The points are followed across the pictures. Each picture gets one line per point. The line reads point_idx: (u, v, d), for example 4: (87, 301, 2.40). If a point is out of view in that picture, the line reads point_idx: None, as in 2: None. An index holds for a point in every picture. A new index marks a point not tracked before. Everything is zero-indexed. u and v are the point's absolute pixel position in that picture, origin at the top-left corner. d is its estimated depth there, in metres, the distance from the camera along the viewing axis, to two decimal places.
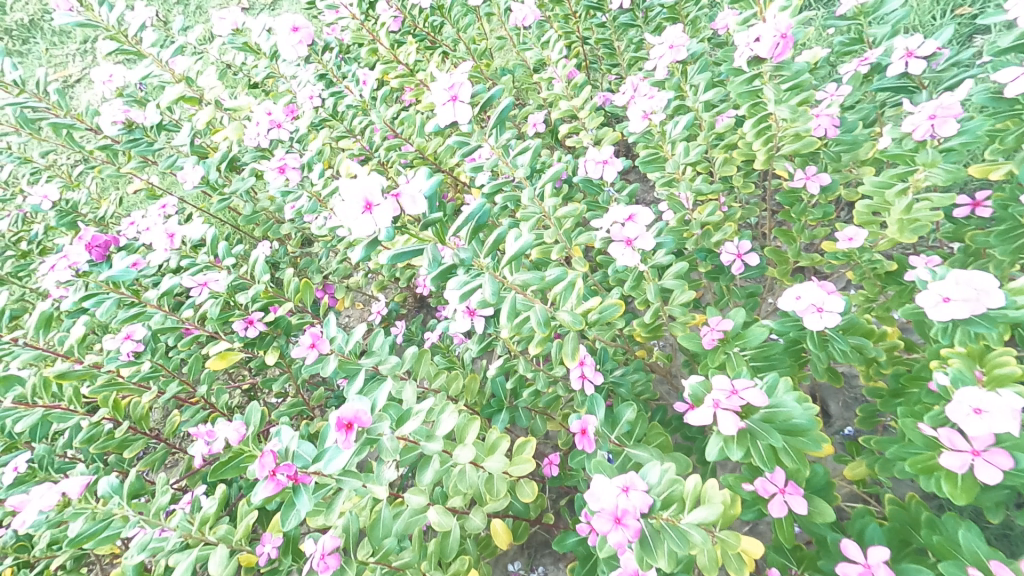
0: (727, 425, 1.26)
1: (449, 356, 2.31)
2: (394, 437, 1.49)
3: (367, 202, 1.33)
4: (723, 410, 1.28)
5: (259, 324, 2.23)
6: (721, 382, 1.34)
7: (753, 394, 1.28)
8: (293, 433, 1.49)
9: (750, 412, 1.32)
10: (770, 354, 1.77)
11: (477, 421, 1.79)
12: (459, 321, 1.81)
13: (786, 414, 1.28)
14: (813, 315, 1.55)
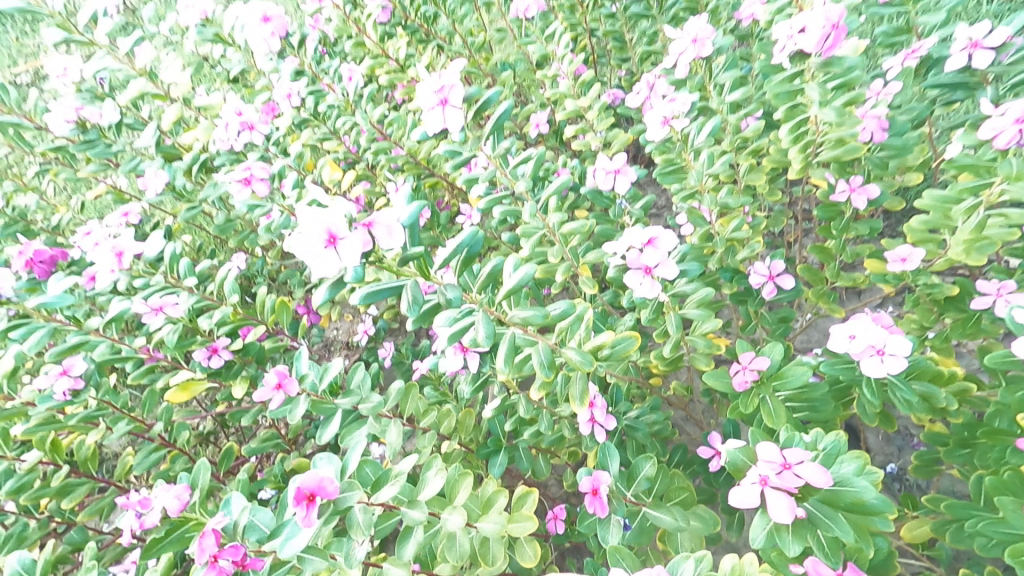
0: (781, 514, 1.00)
1: (441, 388, 2.06)
2: (369, 507, 1.25)
3: (330, 234, 1.07)
4: (776, 493, 1.02)
5: (224, 353, 1.98)
6: (770, 453, 1.06)
7: (815, 473, 1.02)
8: (245, 504, 1.24)
9: (810, 492, 1.05)
10: (812, 396, 1.50)
11: (470, 477, 1.55)
12: (449, 359, 1.57)
13: (853, 496, 1.02)
14: (871, 359, 1.28)
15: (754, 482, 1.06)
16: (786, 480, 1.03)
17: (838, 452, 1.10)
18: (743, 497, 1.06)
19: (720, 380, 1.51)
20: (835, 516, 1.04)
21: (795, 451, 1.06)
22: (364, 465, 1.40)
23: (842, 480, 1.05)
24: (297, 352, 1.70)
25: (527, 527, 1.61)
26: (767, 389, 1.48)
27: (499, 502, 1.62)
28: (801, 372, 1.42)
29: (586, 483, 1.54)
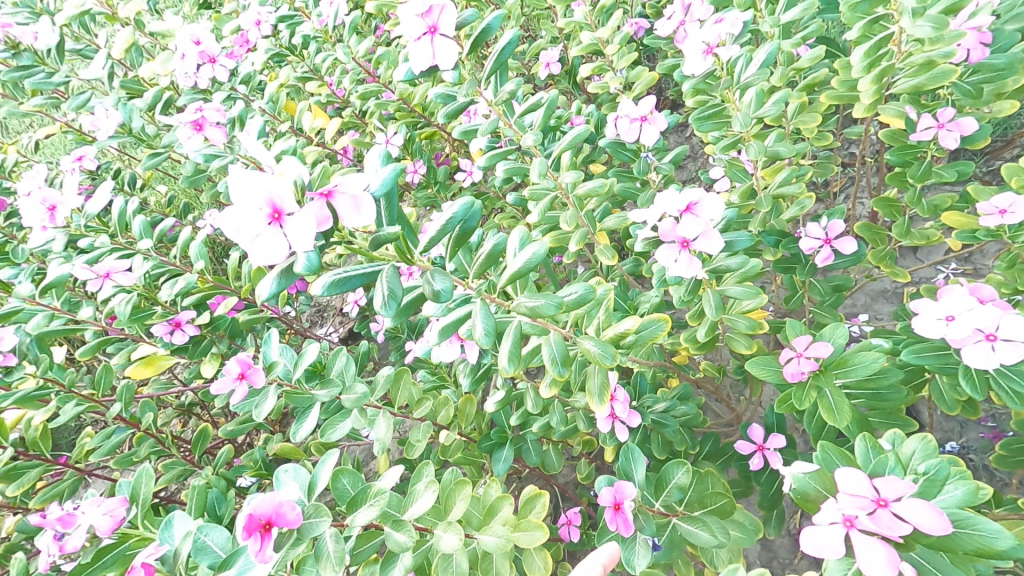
0: (878, 568, 0.68)
1: (437, 372, 1.81)
2: (340, 535, 0.99)
3: (272, 207, 0.74)
4: (865, 538, 0.71)
5: (188, 329, 1.69)
6: (855, 481, 0.75)
7: (925, 513, 0.69)
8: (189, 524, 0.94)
9: (919, 538, 0.73)
10: (881, 384, 1.11)
11: (468, 485, 1.34)
12: (445, 350, 1.32)
13: (977, 541, 0.71)
14: (978, 347, 0.94)
15: (835, 522, 0.74)
16: (881, 521, 0.71)
17: (946, 477, 0.78)
18: (820, 543, 0.73)
19: (766, 369, 1.14)
20: (953, 568, 0.75)
21: (894, 481, 0.74)
22: (341, 475, 1.15)
23: (961, 520, 0.74)
24: (267, 332, 1.25)
25: (535, 537, 1.41)
26: (827, 378, 1.07)
27: (503, 511, 1.42)
28: (873, 358, 1.02)
29: (606, 495, 1.27)
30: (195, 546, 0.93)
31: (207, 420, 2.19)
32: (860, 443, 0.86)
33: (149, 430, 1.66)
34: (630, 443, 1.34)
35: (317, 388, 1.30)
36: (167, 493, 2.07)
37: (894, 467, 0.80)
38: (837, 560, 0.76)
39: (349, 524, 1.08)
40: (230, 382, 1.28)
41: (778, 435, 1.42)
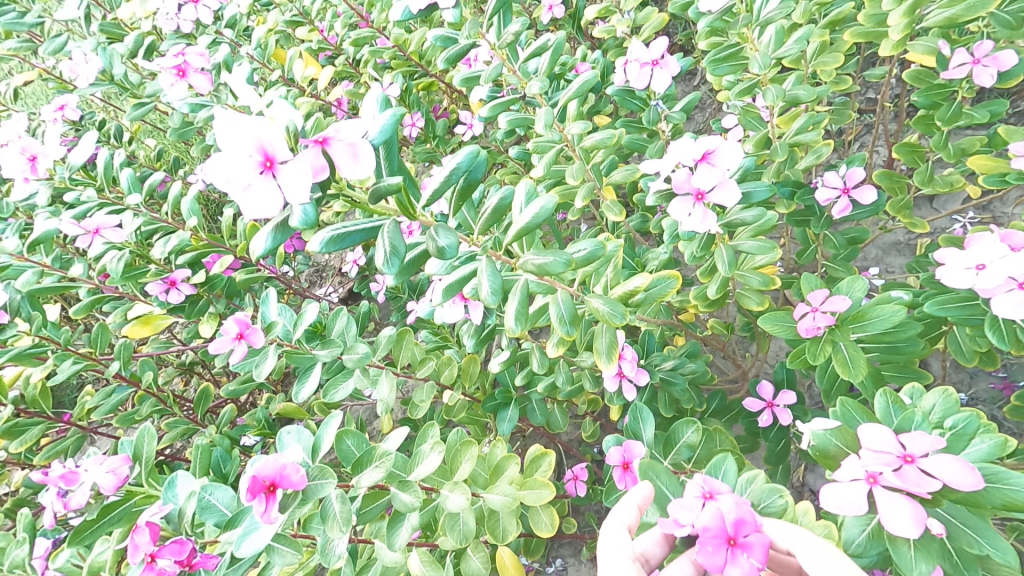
0: (905, 527, 0.67)
1: (440, 332, 1.78)
2: (345, 496, 0.99)
3: (264, 154, 0.68)
4: (890, 495, 0.69)
5: (184, 287, 1.64)
6: (881, 438, 0.74)
7: (956, 469, 0.68)
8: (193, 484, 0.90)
9: (947, 493, 0.70)
10: (899, 339, 1.04)
11: (474, 446, 1.33)
12: (449, 311, 1.27)
13: (1006, 496, 0.69)
14: (1009, 295, 0.85)
15: (858, 479, 0.73)
16: (908, 477, 0.70)
17: (974, 430, 0.75)
18: (840, 501, 0.72)
19: (778, 325, 1.08)
20: (981, 523, 0.71)
21: (921, 437, 0.72)
22: (346, 437, 1.13)
23: (992, 475, 0.71)
24: (264, 291, 1.18)
25: (541, 495, 1.42)
26: (844, 333, 1.03)
27: (509, 470, 1.43)
28: (894, 311, 0.96)
29: (615, 455, 1.29)
30: (200, 506, 0.90)
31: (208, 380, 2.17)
32: (881, 398, 0.83)
33: (151, 389, 1.61)
34: (638, 402, 1.31)
35: (318, 348, 1.27)
36: (172, 452, 2.07)
37: (921, 422, 0.77)
38: (856, 516, 0.76)
39: (354, 485, 1.07)
40: (230, 344, 1.20)
41: (787, 391, 1.40)
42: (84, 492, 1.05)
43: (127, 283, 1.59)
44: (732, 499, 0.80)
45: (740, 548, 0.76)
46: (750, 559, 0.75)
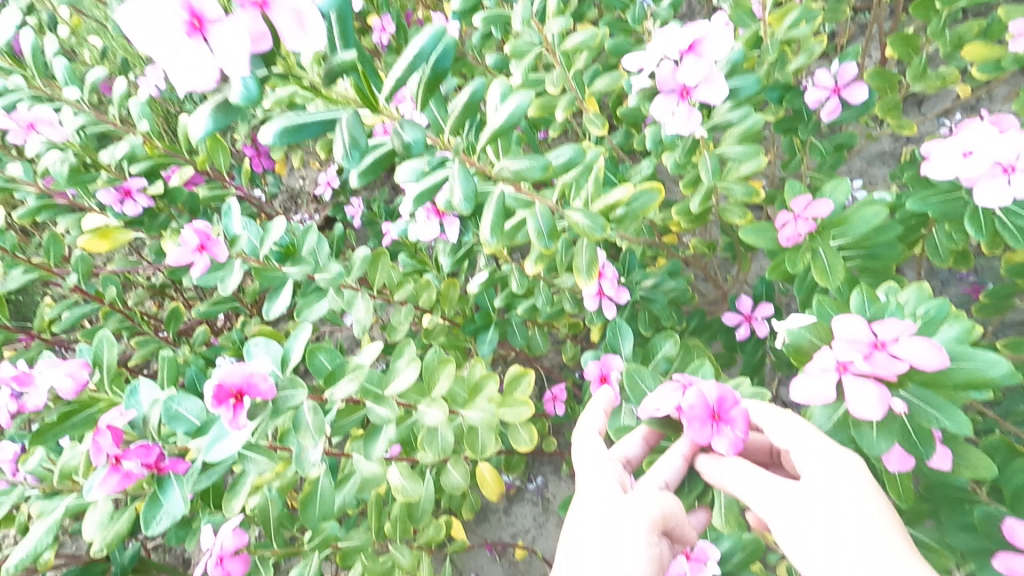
0: (870, 409, 0.75)
1: (418, 255, 1.73)
2: (318, 408, 1.01)
3: (191, 12, 0.60)
4: (858, 381, 0.76)
5: (140, 199, 1.49)
6: (854, 329, 0.79)
7: (925, 350, 0.74)
8: (157, 393, 0.89)
9: (911, 374, 0.77)
10: (876, 242, 1.04)
11: (451, 363, 1.33)
12: (422, 227, 1.21)
13: (970, 374, 0.75)
14: (993, 182, 0.83)
15: (829, 369, 0.79)
16: (878, 363, 0.76)
17: (943, 317, 0.81)
18: (812, 390, 0.79)
19: (761, 237, 1.10)
20: (943, 401, 0.75)
21: (894, 324, 0.78)
22: (318, 352, 1.13)
23: (958, 354, 0.76)
24: (225, 202, 1.12)
25: (521, 412, 1.45)
26: (824, 240, 1.03)
27: (488, 388, 1.44)
28: (875, 214, 0.97)
29: (593, 369, 1.33)
30: (168, 415, 0.90)
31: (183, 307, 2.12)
32: (856, 295, 0.86)
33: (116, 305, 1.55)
34: (618, 320, 1.35)
35: (289, 266, 1.22)
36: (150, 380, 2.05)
37: (894, 310, 0.83)
38: (822, 407, 0.84)
39: (328, 398, 1.07)
40: (191, 255, 1.11)
41: (765, 304, 1.41)
42: (41, 396, 1.03)
43: (75, 189, 1.49)
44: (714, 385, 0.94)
45: (721, 422, 0.92)
46: (729, 430, 0.91)
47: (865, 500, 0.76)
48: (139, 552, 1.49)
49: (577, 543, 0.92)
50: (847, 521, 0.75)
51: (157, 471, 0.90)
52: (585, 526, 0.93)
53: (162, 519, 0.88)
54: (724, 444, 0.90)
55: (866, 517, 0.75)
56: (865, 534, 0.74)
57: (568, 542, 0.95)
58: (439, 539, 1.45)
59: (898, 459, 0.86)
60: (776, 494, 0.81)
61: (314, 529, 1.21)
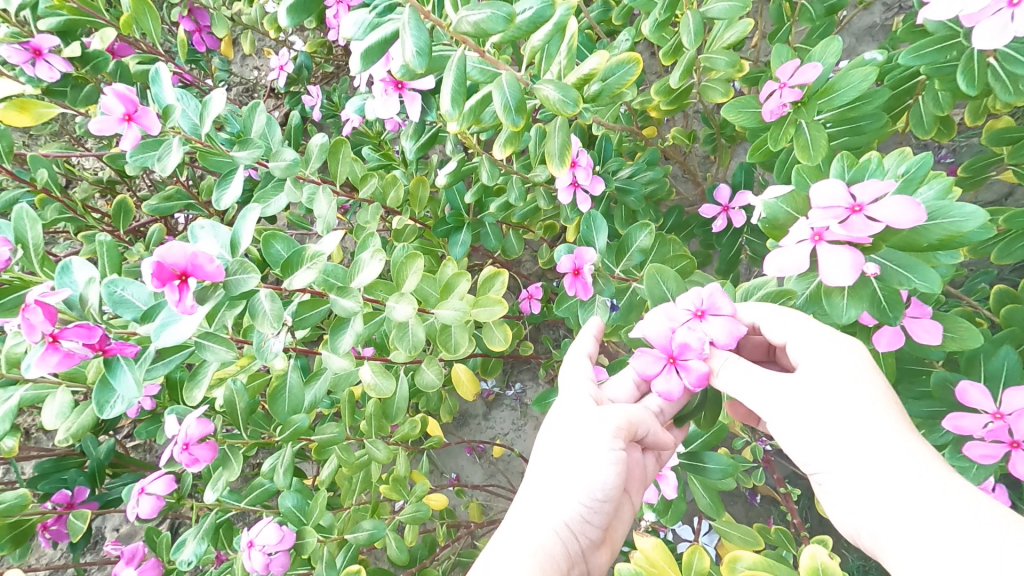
0: (842, 276, 0.73)
1: (384, 150, 1.63)
2: (276, 296, 0.96)
3: None
4: (833, 248, 0.73)
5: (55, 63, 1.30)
6: (831, 194, 0.75)
7: (901, 210, 0.70)
8: (93, 272, 0.84)
9: (886, 237, 0.74)
10: (863, 112, 0.98)
11: (420, 258, 1.26)
12: (383, 104, 1.12)
13: (945, 230, 0.71)
14: (994, 20, 0.76)
15: (804, 239, 0.75)
16: (853, 227, 0.72)
17: (924, 176, 0.76)
18: (785, 262, 0.76)
19: (743, 113, 1.04)
20: (915, 262, 0.74)
21: (873, 185, 0.73)
22: (274, 241, 1.05)
23: (935, 212, 0.72)
24: (154, 67, 0.99)
25: (495, 312, 1.40)
26: (808, 111, 0.95)
27: (460, 286, 1.37)
28: (864, 77, 0.89)
29: (566, 263, 1.23)
30: (112, 300, 0.85)
31: (140, 210, 2.02)
32: (837, 164, 0.82)
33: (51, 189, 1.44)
34: (593, 210, 1.24)
35: (236, 150, 1.10)
36: None
37: (875, 170, 0.79)
38: (797, 282, 0.84)
39: (287, 287, 1.01)
40: (118, 126, 1.05)
41: (744, 192, 1.36)
42: None
43: None
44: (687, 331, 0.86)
45: (677, 365, 0.88)
46: (680, 376, 0.88)
47: (852, 379, 0.75)
48: (116, 449, 1.48)
49: (544, 452, 0.95)
50: (837, 404, 0.74)
51: (102, 354, 0.86)
52: (556, 435, 0.95)
53: (117, 404, 0.86)
54: (665, 388, 0.88)
55: (850, 393, 0.74)
56: (851, 408, 0.73)
57: (539, 449, 0.98)
58: (414, 435, 1.45)
59: (889, 337, 0.91)
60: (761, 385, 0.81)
61: (284, 421, 1.18)
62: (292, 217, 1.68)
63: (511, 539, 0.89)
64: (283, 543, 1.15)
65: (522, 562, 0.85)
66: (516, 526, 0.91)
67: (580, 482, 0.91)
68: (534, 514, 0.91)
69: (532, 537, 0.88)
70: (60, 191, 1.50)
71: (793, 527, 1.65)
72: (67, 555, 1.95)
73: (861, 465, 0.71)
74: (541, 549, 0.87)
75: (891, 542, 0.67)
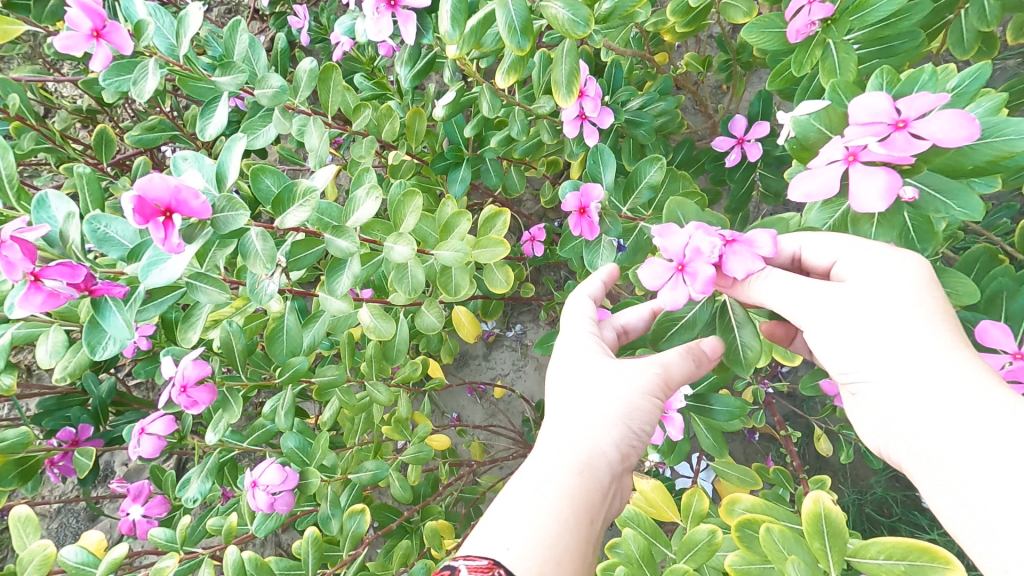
0: (872, 201, 0.67)
1: (377, 78, 1.53)
2: (268, 235, 0.91)
3: None
4: (866, 169, 0.68)
5: None
6: (873, 107, 0.69)
7: (951, 125, 0.64)
8: (74, 208, 0.78)
9: (929, 158, 0.68)
10: (898, 32, 0.90)
11: (419, 196, 1.18)
12: (377, 26, 1.04)
13: (996, 149, 0.66)
14: None
15: (836, 160, 0.70)
16: (894, 145, 0.66)
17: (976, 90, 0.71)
18: (813, 187, 0.71)
19: (766, 34, 0.94)
20: (955, 186, 0.70)
21: (922, 98, 0.67)
22: (263, 175, 0.99)
23: (988, 128, 0.67)
24: None
25: (496, 253, 1.34)
26: (839, 30, 0.85)
27: (461, 228, 1.29)
28: None
29: (571, 201, 1.18)
30: (96, 238, 0.81)
31: (123, 143, 1.93)
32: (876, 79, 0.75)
33: (24, 117, 1.36)
34: (600, 143, 1.16)
35: (218, 75, 1.01)
36: None
37: (925, 82, 0.72)
38: (818, 213, 0.80)
39: (278, 226, 0.96)
40: (88, 43, 0.96)
41: (761, 123, 1.28)
42: None
43: None
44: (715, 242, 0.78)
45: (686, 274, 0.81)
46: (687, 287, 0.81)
47: (895, 294, 0.68)
48: (118, 388, 1.47)
49: (583, 374, 0.81)
50: (881, 321, 0.68)
51: (90, 295, 0.82)
52: (588, 359, 0.83)
53: (109, 344, 0.84)
54: (671, 298, 0.82)
55: (892, 310, 0.68)
56: (891, 327, 0.67)
57: (566, 371, 0.84)
58: (416, 377, 1.43)
59: None
60: (803, 302, 0.74)
61: (282, 364, 1.15)
62: (282, 151, 1.60)
63: (542, 457, 0.73)
64: (287, 483, 1.15)
65: (561, 467, 0.71)
66: (548, 441, 0.76)
67: (614, 384, 0.78)
68: (567, 423, 0.76)
69: (573, 441, 0.74)
70: (33, 119, 1.41)
71: (790, 465, 1.68)
72: (78, 488, 2.00)
73: (905, 378, 0.64)
74: (583, 460, 0.72)
75: (937, 463, 0.60)
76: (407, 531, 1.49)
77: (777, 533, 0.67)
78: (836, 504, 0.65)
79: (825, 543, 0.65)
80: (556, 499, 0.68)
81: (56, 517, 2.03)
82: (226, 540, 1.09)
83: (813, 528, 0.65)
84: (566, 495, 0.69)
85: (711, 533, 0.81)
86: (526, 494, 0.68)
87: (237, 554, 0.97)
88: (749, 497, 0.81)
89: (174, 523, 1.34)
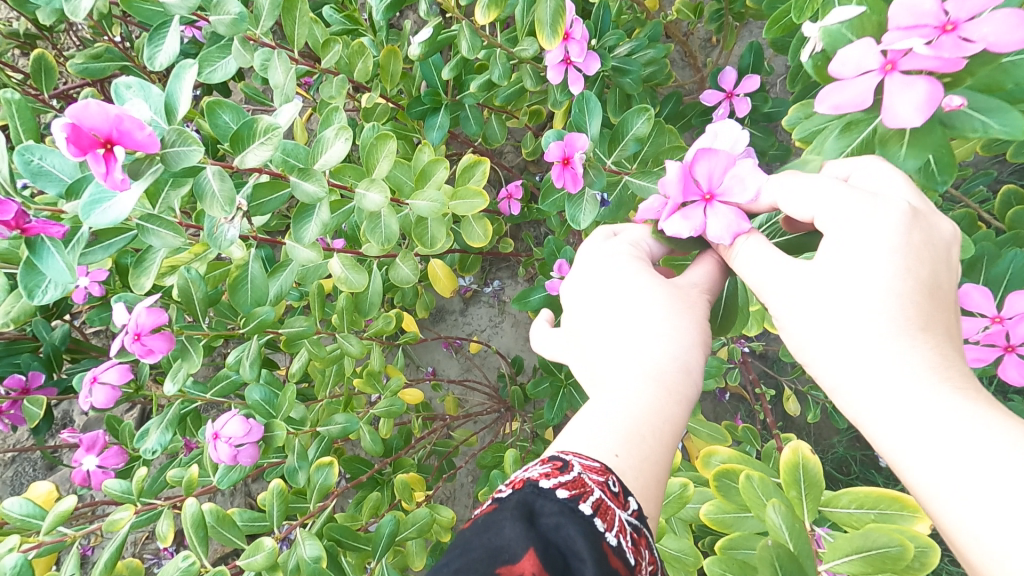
0: (902, 115, 0.59)
1: (348, 10, 1.42)
2: (226, 174, 0.84)
3: None
4: (902, 80, 0.59)
5: None
6: (916, 4, 0.58)
7: (1006, 26, 0.55)
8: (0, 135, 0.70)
9: (973, 71, 0.59)
10: None
11: (392, 140, 1.11)
12: None
13: None
14: None
15: (869, 69, 0.61)
16: (941, 47, 0.57)
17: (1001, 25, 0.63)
18: (842, 99, 0.63)
19: None
20: (995, 103, 0.59)
21: None
22: (220, 110, 0.91)
23: None
24: None
25: (475, 205, 1.29)
26: None
27: (438, 176, 1.22)
28: None
29: (554, 151, 1.10)
30: (29, 171, 0.74)
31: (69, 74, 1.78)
32: None
33: None
34: (586, 90, 1.10)
35: None
36: None
37: None
38: (834, 142, 0.68)
39: (238, 166, 0.89)
40: None
41: (752, 77, 1.24)
42: None
43: None
44: (676, 220, 0.69)
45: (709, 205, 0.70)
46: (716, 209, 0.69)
47: (872, 256, 0.54)
48: (72, 334, 1.40)
49: (629, 276, 0.71)
50: (848, 284, 0.55)
51: (22, 233, 0.75)
52: (610, 273, 0.73)
53: (50, 288, 0.77)
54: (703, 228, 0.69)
55: (867, 289, 0.54)
56: (856, 290, 0.54)
57: (588, 291, 0.73)
58: (389, 331, 1.40)
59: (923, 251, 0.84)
60: (781, 284, 0.61)
61: (246, 313, 1.10)
62: (247, 89, 1.48)
63: (607, 379, 0.65)
64: (250, 436, 1.12)
65: (630, 385, 0.62)
66: (606, 366, 0.67)
67: (671, 294, 0.71)
68: (618, 353, 0.66)
69: (633, 361, 0.65)
70: None
71: (758, 423, 1.73)
72: (33, 436, 1.95)
73: (866, 356, 0.53)
74: (662, 374, 0.63)
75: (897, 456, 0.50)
76: (378, 482, 1.49)
77: (757, 480, 0.69)
78: (813, 455, 0.69)
79: (801, 491, 0.69)
80: (639, 416, 0.60)
81: (10, 465, 1.99)
82: (187, 492, 1.06)
83: (791, 478, 0.69)
84: (652, 410, 0.60)
85: (683, 486, 0.84)
86: (588, 428, 0.60)
87: (196, 506, 0.94)
88: (724, 448, 0.82)
89: (132, 474, 1.31)
